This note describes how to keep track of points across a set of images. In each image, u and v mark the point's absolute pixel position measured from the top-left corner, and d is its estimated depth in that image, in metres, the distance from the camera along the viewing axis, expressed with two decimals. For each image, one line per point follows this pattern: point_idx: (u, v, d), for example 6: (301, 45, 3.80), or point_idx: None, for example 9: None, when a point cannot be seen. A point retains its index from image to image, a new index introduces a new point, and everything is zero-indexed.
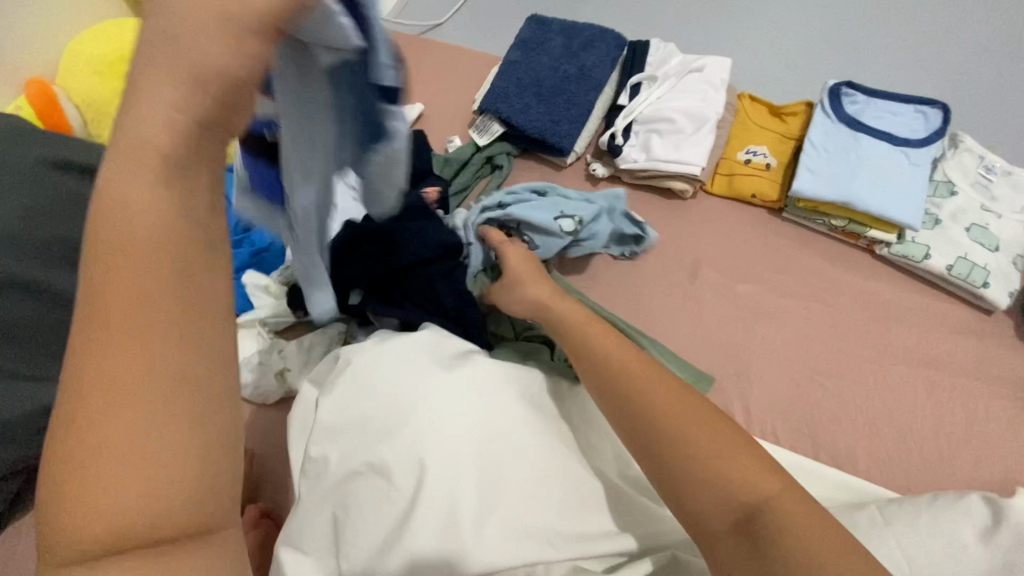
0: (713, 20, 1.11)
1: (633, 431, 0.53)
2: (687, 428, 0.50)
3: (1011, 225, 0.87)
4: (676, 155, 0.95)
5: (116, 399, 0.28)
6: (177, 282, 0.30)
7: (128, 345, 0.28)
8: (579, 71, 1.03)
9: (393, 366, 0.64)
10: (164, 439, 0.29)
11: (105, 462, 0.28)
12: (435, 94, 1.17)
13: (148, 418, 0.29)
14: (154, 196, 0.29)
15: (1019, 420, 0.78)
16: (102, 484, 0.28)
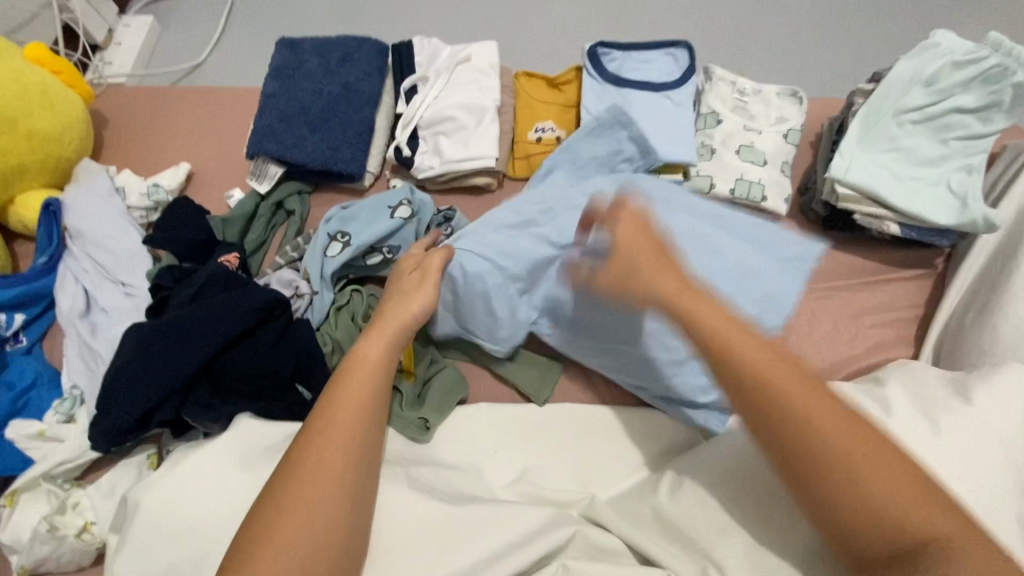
0: (475, 20, 1.13)
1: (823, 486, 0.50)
2: (805, 410, 0.51)
3: (772, 138, 0.95)
4: (467, 152, 0.92)
5: (310, 476, 0.54)
6: (352, 426, 0.58)
7: (324, 448, 0.57)
8: (344, 90, 0.94)
9: (194, 486, 0.60)
10: (316, 524, 0.52)
11: (290, 539, 0.51)
12: (201, 148, 1.03)
13: (332, 500, 0.54)
14: (372, 369, 0.63)
15: (820, 309, 0.87)
16: (286, 556, 0.50)
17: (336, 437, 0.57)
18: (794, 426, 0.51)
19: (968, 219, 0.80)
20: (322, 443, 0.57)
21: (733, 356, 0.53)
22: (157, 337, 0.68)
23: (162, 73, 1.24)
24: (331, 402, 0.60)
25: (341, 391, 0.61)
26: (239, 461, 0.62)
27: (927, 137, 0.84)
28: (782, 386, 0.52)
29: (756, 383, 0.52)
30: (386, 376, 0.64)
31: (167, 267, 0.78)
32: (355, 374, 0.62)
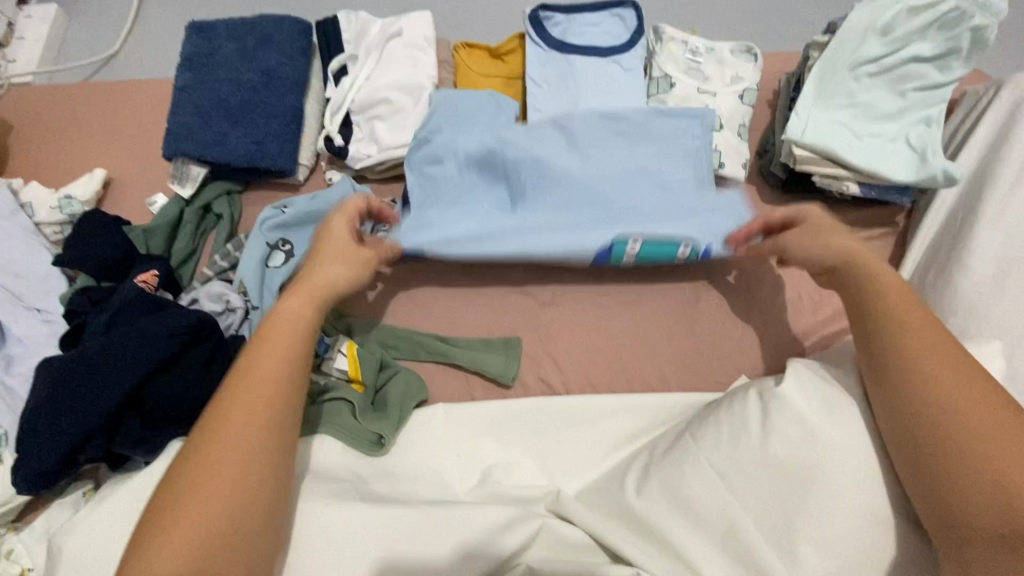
0: None
1: (906, 423, 0.57)
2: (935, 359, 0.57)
3: (727, 100, 0.91)
4: (404, 137, 0.85)
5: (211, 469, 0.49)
6: (258, 404, 0.53)
7: (237, 417, 0.52)
8: (264, 76, 0.86)
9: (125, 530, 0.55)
10: (224, 514, 0.48)
11: (189, 527, 0.47)
12: (118, 150, 0.95)
13: (237, 482, 0.50)
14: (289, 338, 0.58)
15: (783, 277, 0.85)
16: (171, 559, 0.45)
17: (242, 412, 0.52)
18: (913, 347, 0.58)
19: (927, 174, 0.77)
20: (229, 417, 0.52)
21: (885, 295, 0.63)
22: (72, 368, 0.62)
23: (75, 67, 1.13)
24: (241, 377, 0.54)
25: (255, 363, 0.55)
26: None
27: (885, 90, 0.80)
28: (918, 328, 0.59)
29: (909, 353, 0.58)
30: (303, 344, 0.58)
31: (87, 287, 0.72)
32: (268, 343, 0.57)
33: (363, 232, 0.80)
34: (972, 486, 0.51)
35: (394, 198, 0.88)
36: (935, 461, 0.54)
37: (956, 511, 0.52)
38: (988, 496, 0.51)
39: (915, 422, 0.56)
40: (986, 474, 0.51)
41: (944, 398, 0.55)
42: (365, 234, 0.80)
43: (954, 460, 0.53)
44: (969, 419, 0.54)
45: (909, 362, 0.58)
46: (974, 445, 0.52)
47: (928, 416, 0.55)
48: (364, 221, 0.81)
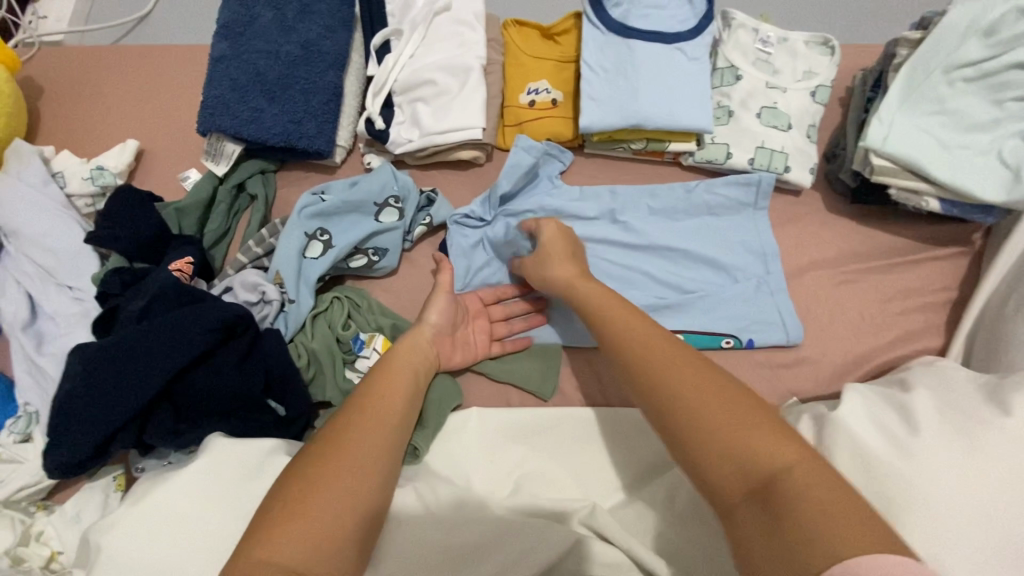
0: None
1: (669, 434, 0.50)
2: (656, 359, 0.53)
3: (797, 97, 0.84)
4: (449, 123, 0.80)
5: (336, 465, 0.50)
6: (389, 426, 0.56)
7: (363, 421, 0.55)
8: (304, 50, 0.81)
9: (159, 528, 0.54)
10: (342, 499, 0.48)
11: (312, 516, 0.46)
12: (151, 120, 0.91)
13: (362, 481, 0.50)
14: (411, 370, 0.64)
15: (845, 294, 0.79)
16: (294, 541, 0.44)
17: (377, 414, 0.56)
18: (656, 362, 0.53)
19: (1020, 195, 0.70)
20: (363, 422, 0.55)
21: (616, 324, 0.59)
22: (104, 356, 0.60)
23: (106, 28, 1.08)
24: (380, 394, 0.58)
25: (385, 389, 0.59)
26: (208, 487, 0.56)
27: (980, 97, 0.73)
28: (655, 362, 0.53)
29: (641, 367, 0.53)
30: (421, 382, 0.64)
31: (123, 268, 0.70)
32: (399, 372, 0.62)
33: (402, 223, 0.76)
34: (720, 470, 0.45)
35: (434, 186, 0.84)
36: (678, 444, 0.48)
37: (718, 493, 0.45)
38: (725, 471, 0.45)
39: (655, 406, 0.51)
40: (723, 460, 0.45)
41: (687, 400, 0.49)
42: (404, 226, 0.76)
43: (696, 439, 0.47)
44: (689, 405, 0.48)
45: (655, 385, 0.51)
46: (683, 418, 0.48)
47: (675, 430, 0.48)
48: (404, 212, 0.77)
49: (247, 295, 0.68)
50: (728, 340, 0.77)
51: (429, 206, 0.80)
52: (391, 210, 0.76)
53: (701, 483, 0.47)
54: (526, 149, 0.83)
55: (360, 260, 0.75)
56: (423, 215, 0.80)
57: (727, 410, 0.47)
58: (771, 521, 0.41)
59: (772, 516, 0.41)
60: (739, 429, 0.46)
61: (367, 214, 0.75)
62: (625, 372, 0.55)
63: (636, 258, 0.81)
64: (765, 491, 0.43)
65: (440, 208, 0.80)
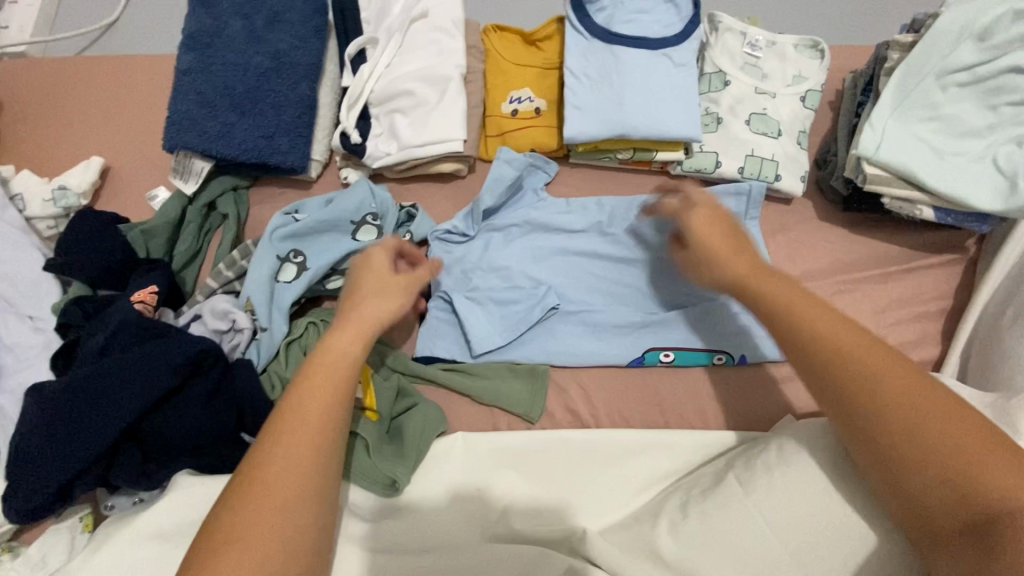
0: None
1: (868, 443, 0.50)
2: (868, 365, 0.50)
3: (787, 102, 0.82)
4: (428, 136, 0.77)
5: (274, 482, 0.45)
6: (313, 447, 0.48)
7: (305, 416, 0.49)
8: (275, 61, 0.77)
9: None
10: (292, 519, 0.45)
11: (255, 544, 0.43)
12: (118, 134, 0.87)
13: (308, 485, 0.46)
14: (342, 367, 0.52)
15: (839, 305, 0.77)
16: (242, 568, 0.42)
17: (318, 399, 0.49)
18: (860, 375, 0.50)
19: (1015, 205, 0.68)
20: (298, 417, 0.49)
21: (808, 319, 0.54)
22: (61, 397, 0.56)
23: (72, 36, 1.04)
24: (292, 412, 0.48)
25: (303, 398, 0.50)
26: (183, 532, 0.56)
27: (974, 102, 0.71)
28: (862, 359, 0.51)
29: (836, 361, 0.51)
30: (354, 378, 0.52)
31: (84, 298, 0.66)
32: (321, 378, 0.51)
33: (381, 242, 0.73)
34: (923, 489, 0.47)
35: (414, 201, 0.81)
36: (879, 457, 0.49)
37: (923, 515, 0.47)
38: (950, 508, 0.45)
39: (849, 410, 0.51)
40: (949, 496, 0.45)
41: (903, 412, 0.48)
42: None
43: (911, 452, 0.47)
44: (911, 423, 0.48)
45: (871, 408, 0.49)
46: (904, 430, 0.48)
47: (883, 443, 0.49)
48: (384, 230, 0.73)
49: (216, 322, 0.65)
50: (719, 355, 0.75)
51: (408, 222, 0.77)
52: (369, 228, 0.72)
53: (905, 506, 0.49)
54: (509, 161, 0.79)
55: (337, 281, 0.72)
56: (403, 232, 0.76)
57: (964, 443, 0.46)
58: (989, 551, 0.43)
59: (990, 553, 0.43)
60: (968, 454, 0.45)
61: (344, 233, 0.72)
62: (803, 372, 0.54)
63: (617, 270, 0.79)
64: (989, 535, 0.43)
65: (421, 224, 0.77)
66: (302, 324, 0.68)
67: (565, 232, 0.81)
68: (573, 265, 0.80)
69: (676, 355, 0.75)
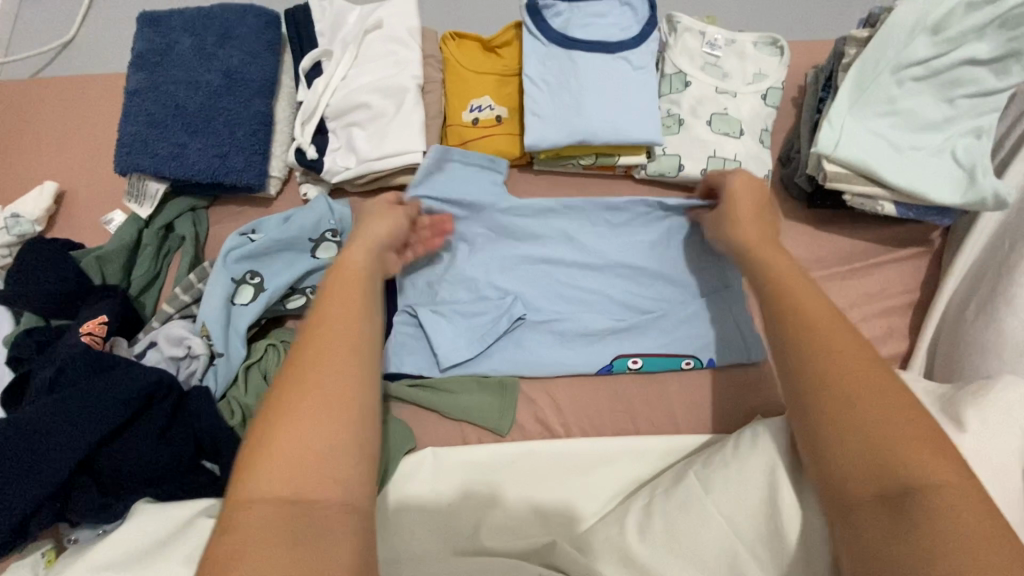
0: None
1: (800, 400, 0.47)
2: (823, 327, 0.48)
3: (748, 101, 0.81)
4: (386, 149, 0.76)
5: (298, 392, 0.42)
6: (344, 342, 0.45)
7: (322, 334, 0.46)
8: (227, 78, 0.76)
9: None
10: (329, 427, 0.41)
11: (281, 458, 0.39)
12: (73, 157, 0.86)
13: (346, 394, 0.43)
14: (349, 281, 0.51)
15: None
16: (271, 482, 0.39)
17: (336, 318, 0.47)
18: (811, 334, 0.48)
19: (975, 197, 0.68)
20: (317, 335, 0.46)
21: (788, 282, 0.53)
22: (8, 432, 0.55)
23: (28, 58, 1.02)
24: (317, 311, 0.48)
25: (322, 316, 0.47)
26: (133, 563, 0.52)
27: (931, 96, 0.71)
28: (820, 321, 0.48)
29: (798, 320, 0.49)
30: (368, 283, 0.51)
31: (36, 330, 0.65)
32: (335, 290, 0.50)
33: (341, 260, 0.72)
34: (844, 452, 0.43)
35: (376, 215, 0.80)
36: (809, 416, 0.46)
37: (838, 479, 0.43)
38: (867, 475, 0.41)
39: (795, 360, 0.48)
40: (868, 465, 0.41)
41: (847, 372, 0.45)
42: None
43: (841, 410, 0.44)
44: (849, 386, 0.44)
45: (811, 364, 0.46)
46: (839, 388, 0.44)
47: (817, 399, 0.45)
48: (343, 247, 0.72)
49: (169, 348, 0.64)
50: (687, 359, 0.75)
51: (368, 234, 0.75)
52: (328, 245, 0.72)
53: (821, 474, 0.45)
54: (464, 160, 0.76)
55: (296, 302, 0.71)
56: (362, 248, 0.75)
57: (895, 423, 0.42)
58: (897, 521, 0.39)
59: (895, 522, 0.39)
60: (895, 425, 0.42)
61: (301, 252, 0.71)
62: (769, 325, 0.51)
63: (580, 274, 0.78)
64: (901, 507, 0.39)
65: None
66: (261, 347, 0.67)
67: (530, 240, 0.79)
68: (541, 275, 0.78)
69: (644, 361, 0.75)
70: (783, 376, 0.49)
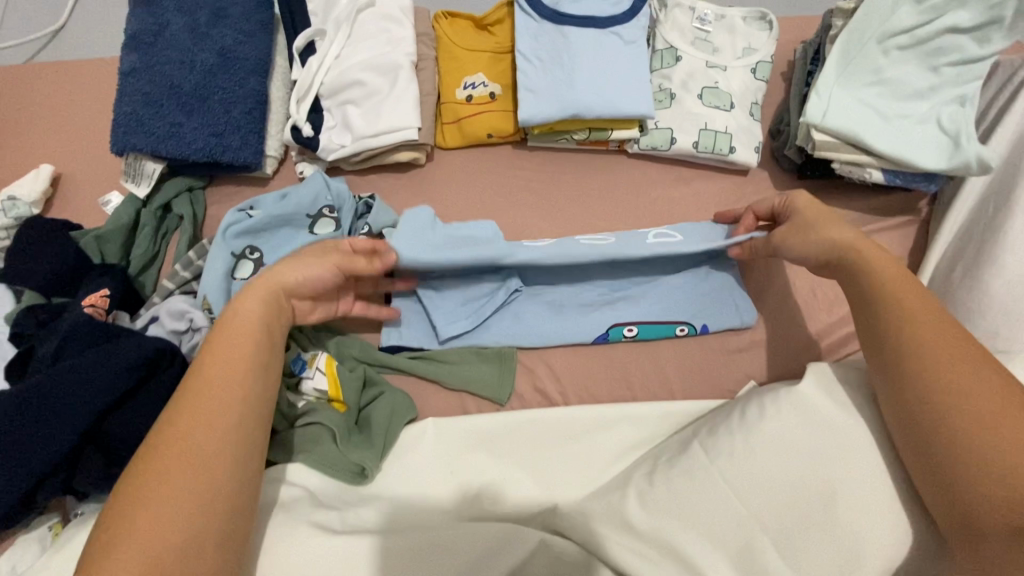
0: None
1: (922, 424, 0.51)
2: (944, 353, 0.52)
3: (738, 75, 0.83)
4: (381, 125, 0.76)
5: (173, 472, 0.44)
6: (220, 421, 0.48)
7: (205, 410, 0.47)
8: (220, 57, 0.76)
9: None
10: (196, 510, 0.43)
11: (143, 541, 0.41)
12: (68, 141, 0.86)
13: (214, 478, 0.45)
14: (242, 338, 0.52)
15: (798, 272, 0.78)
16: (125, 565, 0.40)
17: (222, 395, 0.48)
18: (929, 362, 0.52)
19: (960, 161, 0.70)
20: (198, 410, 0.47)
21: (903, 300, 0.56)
22: (20, 405, 0.56)
23: (19, 44, 1.02)
24: (204, 383, 0.49)
25: (201, 392, 0.48)
26: None
27: (916, 64, 0.72)
28: (943, 348, 0.52)
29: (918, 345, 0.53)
30: (260, 343, 0.53)
31: (37, 306, 0.65)
32: (217, 355, 0.51)
33: (339, 234, 0.72)
34: (977, 476, 0.47)
35: (372, 192, 0.80)
36: (933, 438, 0.50)
37: (968, 502, 0.47)
38: (1003, 502, 0.45)
39: (916, 388, 0.52)
40: (998, 491, 0.46)
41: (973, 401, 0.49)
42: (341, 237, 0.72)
43: (969, 437, 0.48)
44: (976, 415, 0.48)
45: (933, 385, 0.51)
46: (967, 417, 0.49)
47: (941, 424, 0.50)
48: (342, 223, 0.73)
49: (169, 321, 0.65)
50: (681, 327, 0.76)
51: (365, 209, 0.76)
52: (326, 220, 0.72)
53: (947, 493, 0.49)
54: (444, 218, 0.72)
55: None
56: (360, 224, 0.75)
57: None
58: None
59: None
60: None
61: (299, 227, 0.72)
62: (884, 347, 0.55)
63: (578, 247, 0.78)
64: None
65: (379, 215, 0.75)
66: None
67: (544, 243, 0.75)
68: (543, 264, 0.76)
69: (640, 330, 0.76)
70: (899, 400, 0.53)
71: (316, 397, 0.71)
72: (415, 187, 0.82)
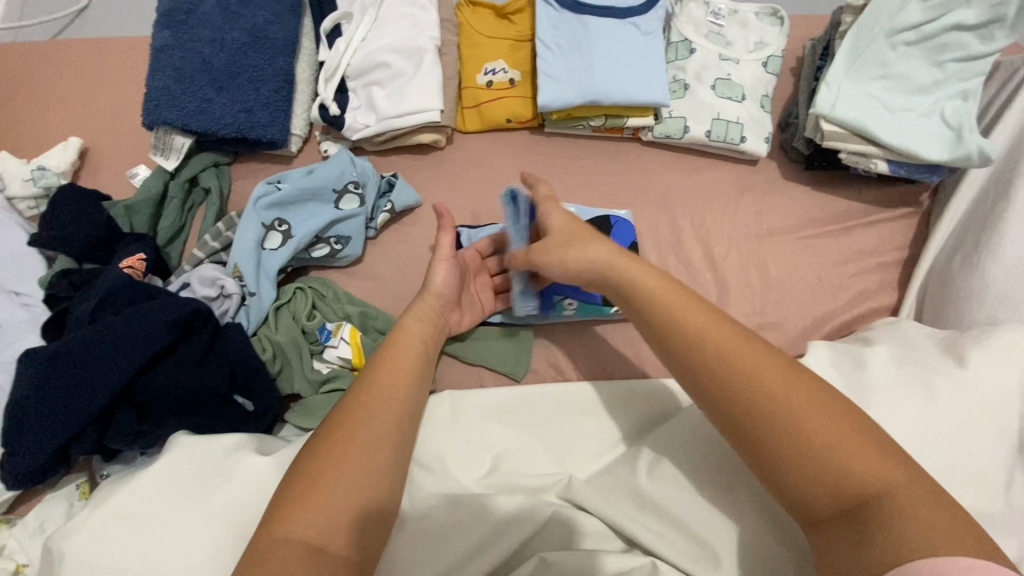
0: None
1: (742, 433, 0.47)
2: (723, 345, 0.49)
3: (750, 67, 0.86)
4: (405, 106, 0.79)
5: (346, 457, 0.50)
6: (373, 442, 0.52)
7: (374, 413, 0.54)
8: (251, 36, 0.78)
9: (138, 528, 0.52)
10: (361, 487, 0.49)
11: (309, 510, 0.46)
12: (95, 115, 0.88)
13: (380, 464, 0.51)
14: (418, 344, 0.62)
15: (804, 258, 0.81)
16: (306, 521, 0.46)
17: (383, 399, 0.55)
18: (726, 370, 0.48)
19: (961, 153, 0.73)
20: (368, 405, 0.54)
21: (680, 321, 0.51)
22: (54, 362, 0.57)
23: (44, 22, 1.03)
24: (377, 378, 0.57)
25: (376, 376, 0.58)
26: (184, 484, 0.54)
27: (922, 60, 0.75)
28: (731, 355, 0.48)
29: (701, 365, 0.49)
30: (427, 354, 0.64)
31: (71, 269, 0.68)
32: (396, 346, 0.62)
33: (364, 211, 0.75)
34: (797, 475, 0.44)
35: (394, 172, 0.83)
36: (749, 445, 0.47)
37: (802, 503, 0.44)
38: (829, 498, 0.43)
39: (719, 390, 0.48)
40: (820, 486, 0.43)
41: (769, 393, 0.46)
42: (365, 214, 0.75)
43: (770, 432, 0.45)
44: (768, 405, 0.45)
45: (736, 401, 0.47)
46: (774, 416, 0.45)
47: (748, 428, 0.46)
48: (366, 200, 0.75)
49: (202, 289, 0.69)
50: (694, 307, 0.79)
51: (389, 185, 0.78)
52: (351, 196, 0.75)
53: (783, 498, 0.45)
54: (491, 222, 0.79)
55: (320, 251, 0.74)
56: (382, 202, 0.78)
57: (829, 437, 0.43)
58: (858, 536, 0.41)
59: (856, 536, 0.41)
60: (828, 446, 0.43)
61: (325, 204, 0.74)
62: (678, 364, 0.51)
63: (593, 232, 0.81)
64: (862, 527, 0.41)
65: (400, 193, 0.78)
66: (290, 294, 0.72)
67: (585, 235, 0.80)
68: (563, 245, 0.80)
69: None
70: (708, 408, 0.49)
71: (340, 365, 0.70)
72: (436, 168, 0.84)
